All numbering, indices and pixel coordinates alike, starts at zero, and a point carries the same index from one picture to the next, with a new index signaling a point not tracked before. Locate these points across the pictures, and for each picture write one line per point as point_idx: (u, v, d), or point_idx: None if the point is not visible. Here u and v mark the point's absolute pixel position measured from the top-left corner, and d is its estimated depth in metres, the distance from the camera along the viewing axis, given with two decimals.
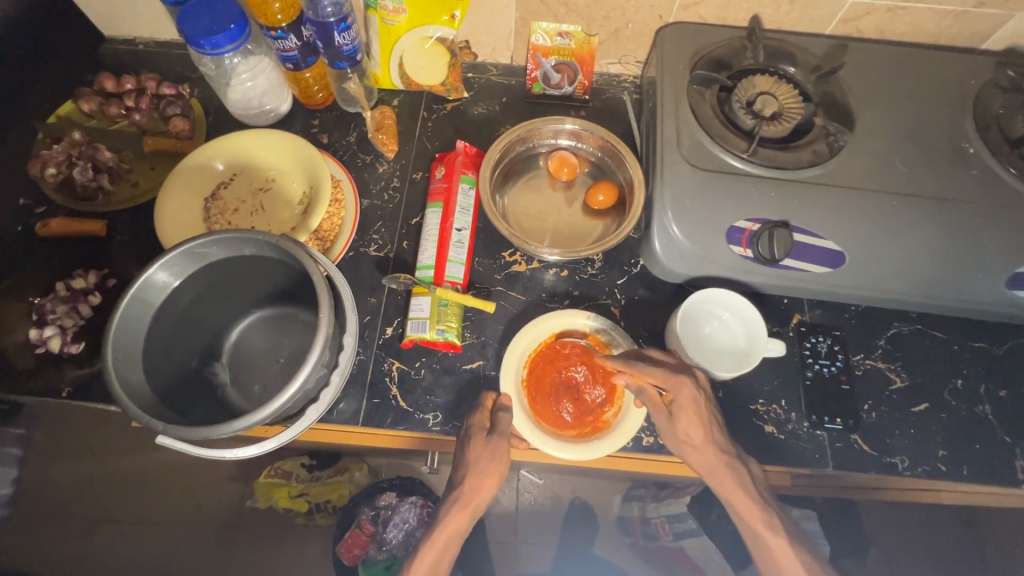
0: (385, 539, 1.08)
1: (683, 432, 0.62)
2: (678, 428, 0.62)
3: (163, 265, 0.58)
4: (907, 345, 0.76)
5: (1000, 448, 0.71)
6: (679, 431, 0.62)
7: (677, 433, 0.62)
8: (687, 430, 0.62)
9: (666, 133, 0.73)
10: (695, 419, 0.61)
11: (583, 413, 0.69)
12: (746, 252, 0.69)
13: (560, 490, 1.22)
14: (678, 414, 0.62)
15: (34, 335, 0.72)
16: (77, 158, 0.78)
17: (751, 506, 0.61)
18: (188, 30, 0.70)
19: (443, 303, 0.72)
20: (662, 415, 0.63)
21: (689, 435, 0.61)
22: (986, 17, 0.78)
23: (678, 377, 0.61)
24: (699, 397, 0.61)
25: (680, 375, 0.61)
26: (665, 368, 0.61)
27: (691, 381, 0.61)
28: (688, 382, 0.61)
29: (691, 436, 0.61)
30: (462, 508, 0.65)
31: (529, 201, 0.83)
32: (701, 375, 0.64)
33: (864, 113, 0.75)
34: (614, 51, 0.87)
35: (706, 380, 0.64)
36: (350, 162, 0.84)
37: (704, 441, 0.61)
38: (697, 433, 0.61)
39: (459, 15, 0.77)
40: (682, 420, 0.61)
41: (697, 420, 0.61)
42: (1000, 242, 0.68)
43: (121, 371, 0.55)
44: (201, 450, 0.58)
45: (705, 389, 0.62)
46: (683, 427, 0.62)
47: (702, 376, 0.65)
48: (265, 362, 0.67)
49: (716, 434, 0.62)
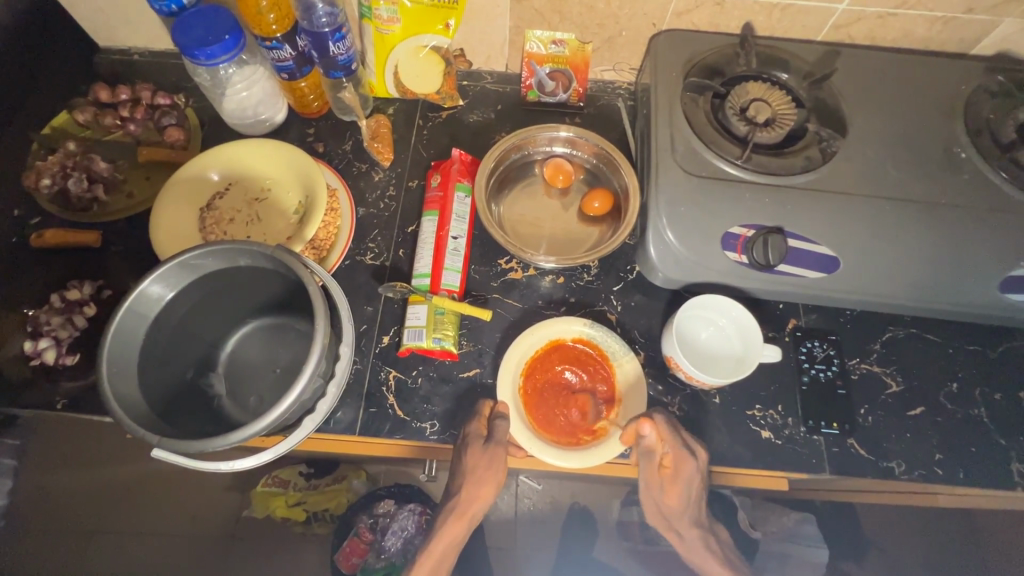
0: (384, 546, 1.08)
1: (668, 501, 0.68)
2: (666, 497, 0.68)
3: (157, 278, 0.58)
4: (901, 348, 0.76)
5: (996, 450, 0.71)
6: (664, 500, 0.68)
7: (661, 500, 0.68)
8: (672, 500, 0.68)
9: (660, 141, 0.73)
10: (684, 494, 0.67)
11: (563, 425, 0.69)
12: (742, 257, 0.69)
13: (559, 496, 1.19)
14: (672, 487, 0.67)
15: (28, 347, 0.71)
16: (72, 169, 0.79)
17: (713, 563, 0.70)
18: (183, 42, 0.70)
19: (439, 312, 0.72)
20: (655, 484, 0.68)
21: (670, 504, 0.68)
22: (976, 23, 0.79)
23: (683, 456, 0.66)
24: (696, 477, 0.66)
25: (688, 455, 0.66)
26: (678, 444, 0.66)
27: (694, 462, 0.66)
28: (690, 461, 0.66)
29: (675, 506, 0.68)
30: (459, 516, 0.67)
31: (524, 209, 0.83)
32: (703, 455, 0.67)
33: (856, 120, 0.75)
34: (609, 58, 0.88)
35: (707, 460, 0.67)
36: (345, 170, 0.84)
37: (684, 509, 0.69)
38: (681, 503, 0.68)
39: (454, 24, 0.78)
40: (671, 493, 0.68)
41: (687, 493, 0.68)
42: (992, 247, 0.68)
43: (115, 385, 0.54)
44: (200, 464, 0.58)
45: (705, 469, 0.67)
46: (669, 496, 0.68)
47: (705, 456, 0.67)
48: (261, 372, 0.67)
49: (695, 506, 0.69)
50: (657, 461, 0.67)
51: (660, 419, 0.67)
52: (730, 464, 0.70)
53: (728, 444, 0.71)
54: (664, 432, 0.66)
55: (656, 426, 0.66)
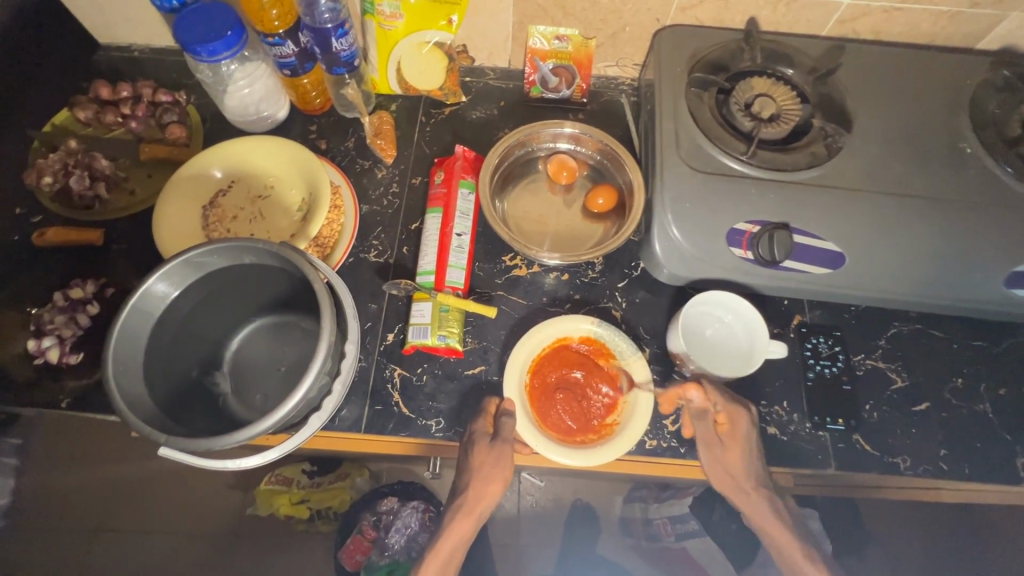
0: (388, 544, 1.06)
1: (731, 463, 0.67)
2: (728, 458, 0.67)
3: (162, 276, 0.58)
4: (906, 344, 0.76)
5: (1000, 446, 0.71)
6: (728, 460, 0.66)
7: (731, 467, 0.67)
8: (736, 460, 0.67)
9: (665, 137, 0.73)
10: (746, 452, 0.67)
11: (591, 411, 0.70)
12: (747, 253, 0.69)
13: (562, 492, 1.22)
14: (732, 443, 0.67)
15: (31, 346, 0.71)
16: (74, 167, 0.78)
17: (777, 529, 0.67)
18: (185, 38, 0.70)
19: (444, 309, 0.72)
20: (715, 446, 0.67)
21: (736, 467, 0.67)
22: (981, 17, 0.78)
23: (736, 407, 0.68)
24: (752, 430, 0.68)
25: (740, 408, 0.68)
26: (725, 398, 0.68)
27: (746, 414, 0.68)
28: (743, 413, 0.68)
29: (738, 466, 0.66)
30: (466, 514, 0.67)
31: (528, 205, 0.83)
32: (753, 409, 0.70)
33: (861, 115, 0.75)
34: (612, 54, 0.87)
35: (758, 414, 0.69)
36: (348, 167, 0.84)
37: (749, 469, 0.67)
38: (744, 463, 0.67)
39: (456, 20, 0.77)
40: (733, 451, 0.67)
41: (747, 452, 0.67)
42: (998, 242, 0.68)
43: (121, 384, 0.54)
44: (207, 462, 0.57)
45: (756, 422, 0.69)
46: (733, 457, 0.67)
47: (754, 410, 0.70)
48: (266, 371, 0.66)
49: (757, 463, 0.67)
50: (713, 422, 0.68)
51: (711, 379, 0.70)
52: None
53: None
54: (714, 393, 0.68)
55: (704, 390, 0.69)
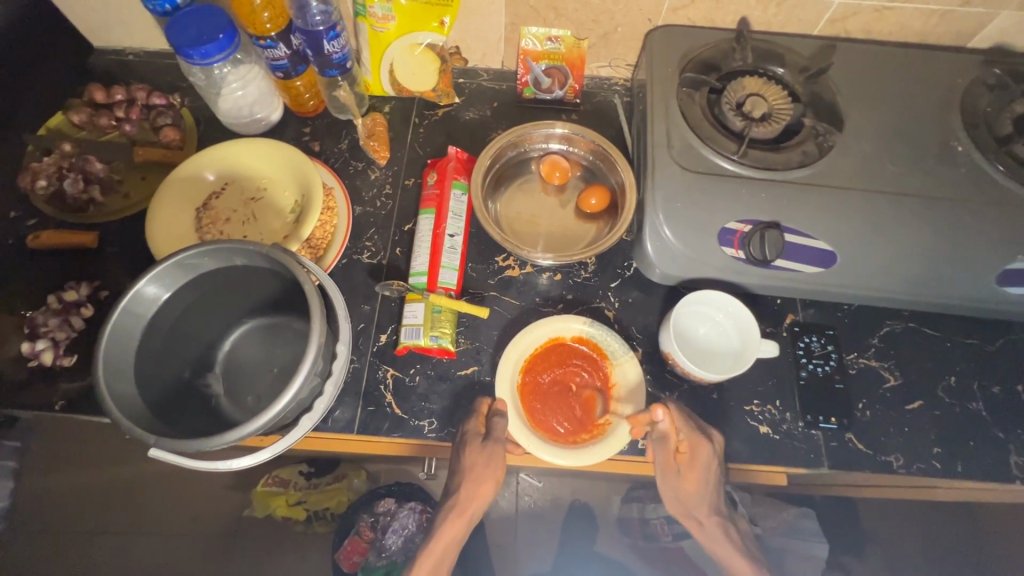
0: (384, 545, 1.07)
1: (686, 488, 0.69)
2: (684, 484, 0.69)
3: (153, 278, 0.58)
4: (899, 342, 0.76)
5: (993, 444, 0.71)
6: (683, 488, 0.69)
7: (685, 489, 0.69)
8: (692, 487, 0.69)
9: (656, 137, 0.73)
10: (702, 481, 0.68)
11: (581, 408, 0.70)
12: (738, 253, 0.69)
13: (559, 492, 1.21)
14: (689, 473, 0.68)
15: (25, 348, 0.71)
16: (68, 170, 0.79)
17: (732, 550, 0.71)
18: (177, 41, 0.70)
19: (436, 310, 0.72)
20: (672, 472, 0.68)
21: (689, 491, 0.69)
22: (972, 16, 0.78)
23: (697, 440, 0.67)
24: (713, 460, 0.68)
25: (702, 439, 0.67)
26: (688, 428, 0.67)
27: (708, 445, 0.67)
28: (706, 444, 0.67)
29: (693, 494, 0.69)
30: (458, 515, 0.67)
31: (521, 206, 0.83)
32: (717, 437, 0.69)
33: (852, 114, 0.75)
34: (605, 54, 0.87)
35: (721, 442, 0.69)
36: (342, 169, 0.84)
37: (703, 496, 0.69)
38: (699, 490, 0.69)
39: (448, 22, 0.78)
40: (689, 479, 0.68)
41: (706, 480, 0.68)
42: (988, 240, 0.68)
43: (111, 385, 0.54)
44: (198, 463, 0.58)
45: (719, 450, 0.69)
46: (688, 483, 0.69)
47: (717, 438, 0.68)
48: (258, 372, 0.66)
49: (711, 493, 0.70)
50: (672, 451, 0.67)
51: (665, 406, 0.68)
52: (728, 459, 0.70)
53: (727, 440, 0.71)
54: (677, 420, 0.67)
55: (669, 413, 0.68)
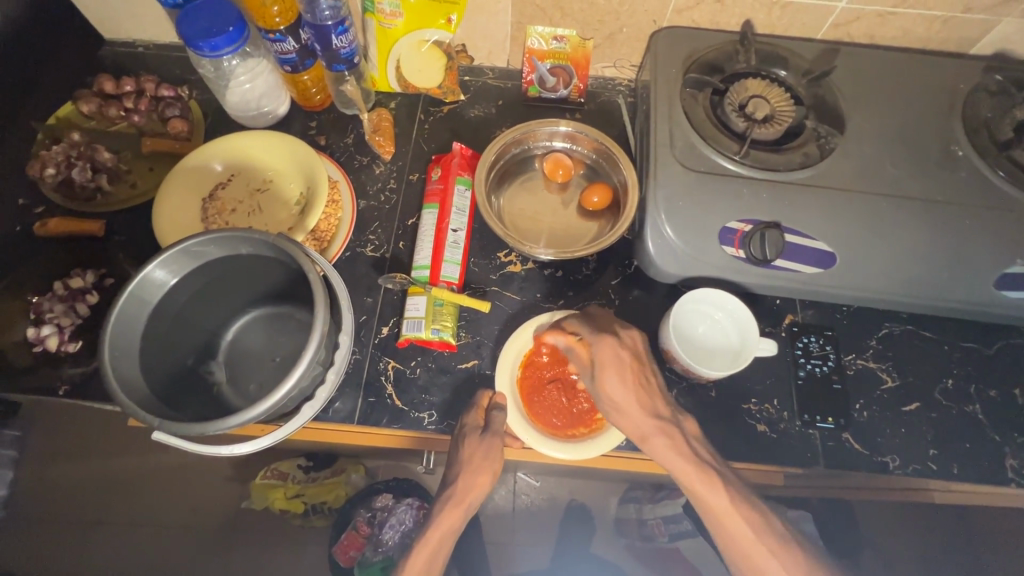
0: (381, 540, 1.07)
1: (612, 394, 0.62)
2: (607, 388, 0.62)
3: (161, 263, 0.59)
4: (897, 345, 0.76)
5: (990, 447, 0.72)
6: (606, 393, 0.62)
7: (610, 399, 0.62)
8: (614, 390, 0.62)
9: (659, 136, 0.74)
10: (622, 380, 0.62)
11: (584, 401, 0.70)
12: (738, 252, 0.70)
13: (557, 492, 1.21)
14: (603, 370, 0.62)
15: (31, 334, 0.71)
16: (76, 159, 0.79)
17: (686, 468, 0.60)
18: (187, 33, 0.71)
19: (438, 303, 0.72)
20: (590, 377, 0.64)
21: (618, 396, 0.62)
22: (974, 22, 0.79)
23: (600, 334, 0.63)
24: (625, 355, 0.63)
25: (604, 335, 0.63)
26: (589, 324, 0.65)
27: (612, 339, 0.63)
28: (611, 340, 0.63)
29: (620, 397, 0.62)
30: (457, 504, 0.67)
31: (523, 203, 0.84)
32: (630, 338, 0.65)
33: (854, 116, 0.76)
34: (609, 55, 0.88)
35: (632, 342, 0.64)
36: (347, 163, 0.85)
37: (633, 398, 0.62)
38: (624, 393, 0.62)
39: (455, 19, 0.79)
40: (608, 380, 0.62)
41: (625, 377, 0.62)
42: (987, 244, 0.69)
43: (117, 367, 0.55)
44: (199, 447, 0.58)
45: (631, 348, 0.64)
46: (609, 386, 0.62)
47: (633, 336, 0.65)
48: (260, 361, 0.67)
49: (643, 394, 0.63)
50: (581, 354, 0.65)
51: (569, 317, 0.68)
52: (726, 457, 0.71)
53: (724, 438, 0.71)
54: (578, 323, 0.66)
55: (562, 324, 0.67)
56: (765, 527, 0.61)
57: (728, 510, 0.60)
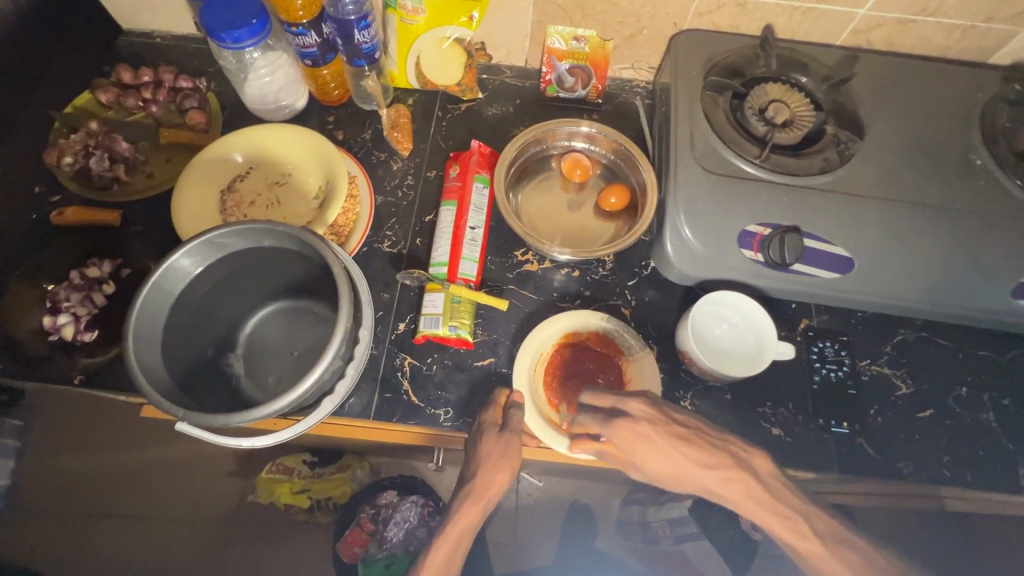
0: (386, 537, 1.07)
1: (659, 465, 0.62)
2: (649, 465, 0.62)
3: (186, 252, 0.59)
4: (911, 351, 0.77)
5: (1003, 455, 0.72)
6: (653, 466, 0.62)
7: (654, 464, 0.62)
8: (658, 461, 0.62)
9: (680, 138, 0.74)
10: (656, 448, 0.62)
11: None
12: (757, 255, 0.70)
13: (560, 493, 1.18)
14: (637, 451, 0.62)
15: (47, 322, 0.72)
16: (94, 148, 0.79)
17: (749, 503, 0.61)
18: (211, 25, 0.71)
19: (456, 300, 0.72)
20: (631, 463, 0.64)
21: (667, 466, 0.62)
22: (994, 32, 0.79)
23: (611, 426, 0.63)
24: (644, 428, 0.62)
25: (614, 421, 0.63)
26: (598, 418, 0.64)
27: (626, 417, 0.63)
28: (625, 420, 0.63)
29: (667, 467, 0.62)
30: (474, 501, 0.67)
31: (541, 202, 0.84)
32: (642, 399, 0.64)
33: (874, 123, 0.76)
34: (628, 56, 0.88)
35: (644, 406, 0.64)
36: (364, 158, 0.85)
37: (677, 458, 0.62)
38: (666, 460, 0.62)
39: (477, 16, 0.79)
40: (644, 457, 0.62)
41: (656, 445, 0.62)
42: (1005, 252, 0.69)
43: (140, 356, 0.55)
44: (221, 438, 0.58)
45: (646, 412, 0.64)
46: (651, 463, 0.62)
47: (642, 398, 0.65)
48: (279, 354, 0.67)
49: (686, 446, 0.62)
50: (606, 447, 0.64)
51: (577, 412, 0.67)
52: None
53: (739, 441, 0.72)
54: (585, 419, 0.66)
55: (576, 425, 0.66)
56: (850, 544, 0.61)
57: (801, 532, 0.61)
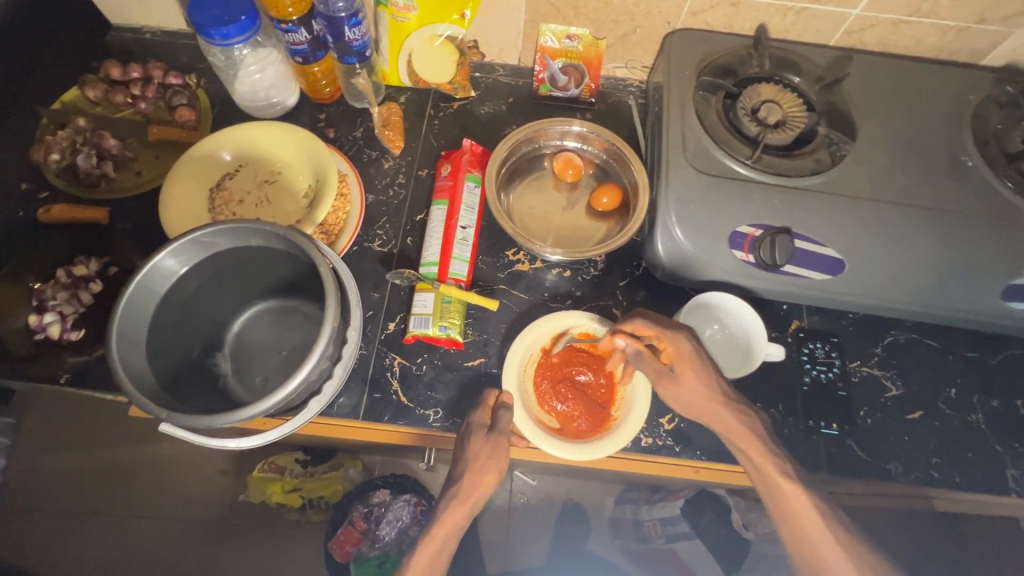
0: (378, 536, 1.07)
1: (688, 390, 0.63)
2: (683, 384, 0.63)
3: (170, 252, 0.58)
4: (901, 352, 0.77)
5: (992, 456, 0.72)
6: (686, 388, 0.62)
7: (684, 391, 0.63)
8: (693, 382, 0.62)
9: (672, 138, 0.74)
10: (699, 369, 0.62)
11: (592, 402, 0.70)
12: (748, 256, 0.70)
13: (553, 491, 1.21)
14: (681, 367, 0.63)
15: (33, 321, 0.71)
16: (82, 144, 0.78)
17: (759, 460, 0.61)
18: (198, 21, 0.70)
19: (446, 300, 0.72)
20: (666, 378, 0.63)
21: (697, 389, 0.62)
22: (987, 33, 0.79)
23: (675, 331, 0.64)
24: (699, 350, 0.63)
25: (678, 330, 0.64)
26: (658, 324, 0.64)
27: (686, 336, 0.63)
28: (684, 334, 0.63)
29: (699, 390, 0.62)
30: (461, 502, 0.66)
31: (533, 202, 0.84)
32: (693, 332, 0.66)
33: (866, 124, 0.76)
34: (622, 55, 0.88)
35: (697, 334, 0.65)
36: (355, 157, 0.84)
37: (713, 386, 0.62)
38: (704, 385, 0.62)
39: (469, 14, 0.78)
40: (685, 375, 0.62)
41: (701, 368, 0.62)
42: (996, 254, 0.69)
43: (124, 357, 0.54)
44: (205, 440, 0.58)
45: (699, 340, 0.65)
46: (688, 381, 0.62)
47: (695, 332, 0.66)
48: (266, 354, 0.66)
49: (720, 377, 0.63)
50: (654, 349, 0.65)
51: (632, 318, 0.66)
52: (731, 462, 0.70)
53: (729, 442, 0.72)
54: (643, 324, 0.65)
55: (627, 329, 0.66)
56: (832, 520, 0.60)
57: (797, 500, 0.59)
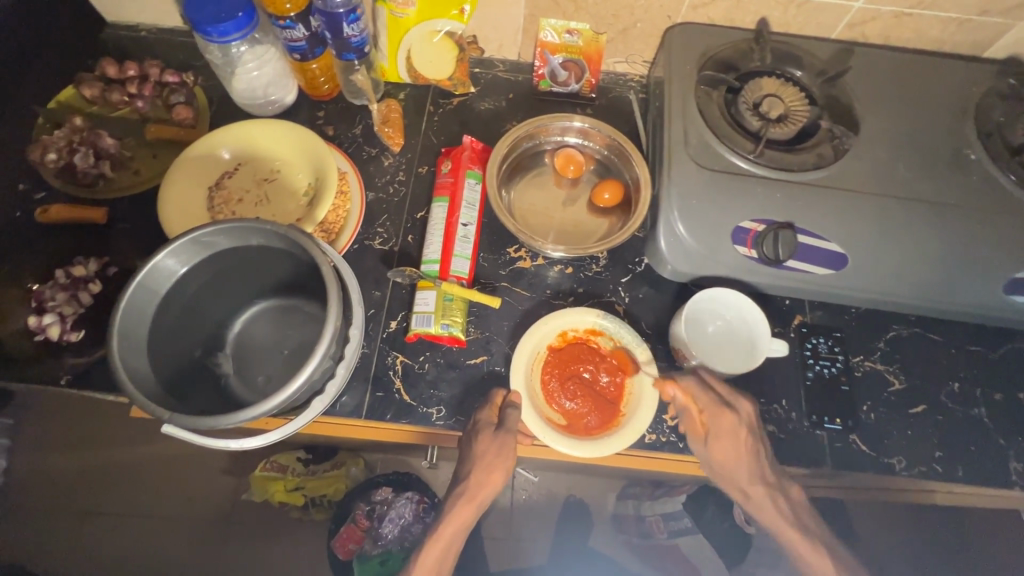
0: (381, 534, 1.06)
1: (720, 458, 0.67)
2: (715, 454, 0.67)
3: (170, 252, 0.58)
4: (904, 347, 0.77)
5: (995, 450, 0.72)
6: (717, 458, 0.67)
7: (714, 463, 0.67)
8: (725, 457, 0.66)
9: (673, 133, 0.73)
10: (733, 449, 0.66)
11: (601, 400, 0.70)
12: (751, 252, 0.70)
13: (555, 488, 1.21)
14: (716, 443, 0.66)
15: (31, 322, 0.70)
16: (78, 144, 0.77)
17: (785, 527, 0.67)
18: (195, 17, 0.69)
19: (448, 298, 0.72)
20: (701, 440, 0.67)
21: (725, 461, 0.66)
22: (989, 25, 0.79)
23: (721, 411, 0.65)
24: (741, 431, 0.65)
25: (725, 409, 0.65)
26: (711, 400, 0.66)
27: (733, 416, 0.65)
28: (732, 416, 0.65)
29: (729, 464, 0.66)
30: (468, 501, 0.66)
31: (534, 198, 0.83)
32: (747, 410, 0.67)
33: (868, 118, 0.75)
34: (622, 50, 0.87)
35: (749, 412, 0.66)
36: (355, 154, 0.84)
37: (744, 467, 0.66)
38: (734, 462, 0.66)
39: (468, 10, 0.78)
40: (718, 448, 0.66)
41: (737, 451, 0.66)
42: (998, 248, 0.69)
43: (126, 359, 0.54)
44: (211, 441, 0.57)
45: (747, 421, 0.66)
46: (719, 454, 0.66)
47: (747, 408, 0.67)
48: (269, 353, 0.66)
49: (756, 466, 0.66)
50: (694, 418, 0.67)
51: (687, 379, 0.68)
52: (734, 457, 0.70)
53: None
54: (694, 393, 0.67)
55: (679, 386, 0.67)
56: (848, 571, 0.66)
57: (818, 555, 0.65)
